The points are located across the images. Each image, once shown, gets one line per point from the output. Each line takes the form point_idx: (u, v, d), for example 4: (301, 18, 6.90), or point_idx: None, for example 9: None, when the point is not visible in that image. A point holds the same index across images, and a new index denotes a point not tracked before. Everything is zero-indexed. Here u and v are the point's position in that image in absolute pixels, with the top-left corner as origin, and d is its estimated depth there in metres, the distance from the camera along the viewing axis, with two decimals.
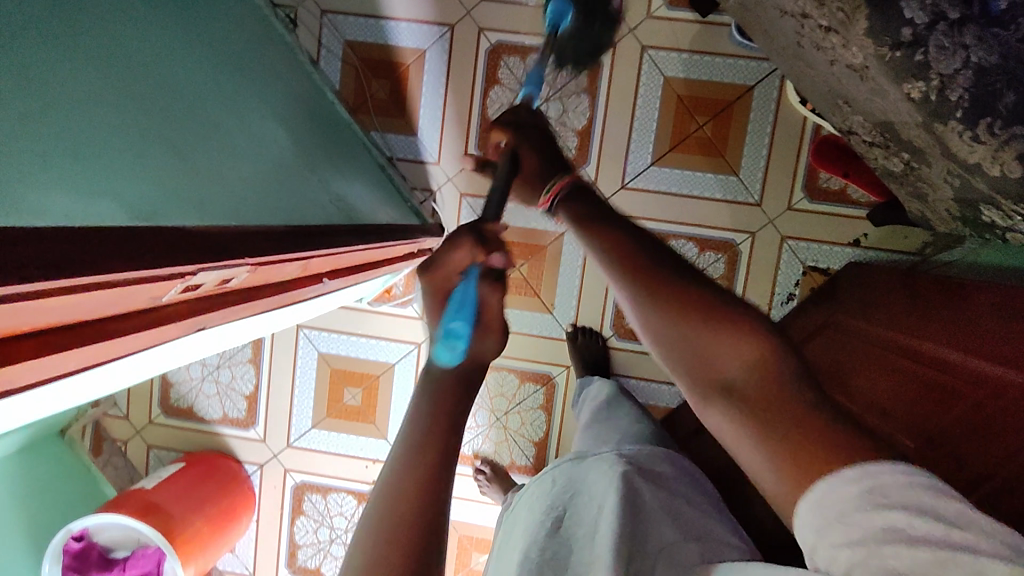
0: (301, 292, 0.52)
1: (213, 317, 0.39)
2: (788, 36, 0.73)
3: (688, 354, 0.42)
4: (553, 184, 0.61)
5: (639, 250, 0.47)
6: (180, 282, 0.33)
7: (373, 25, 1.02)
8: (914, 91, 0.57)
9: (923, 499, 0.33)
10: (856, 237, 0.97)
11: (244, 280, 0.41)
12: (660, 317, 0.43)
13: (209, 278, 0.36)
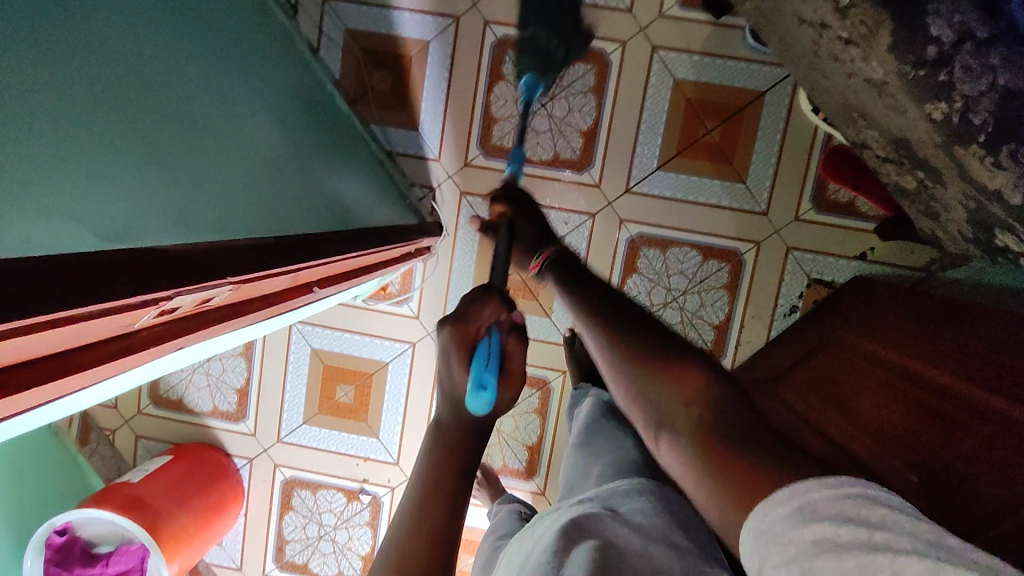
0: (289, 300, 0.51)
1: (191, 336, 0.38)
2: (805, 45, 0.71)
3: (641, 395, 0.47)
4: (542, 252, 0.71)
5: (613, 311, 0.55)
6: (156, 307, 0.32)
7: (377, 14, 0.99)
8: (935, 112, 0.55)
9: (845, 510, 0.33)
10: (862, 251, 0.95)
11: (225, 298, 0.40)
12: (621, 364, 0.50)
13: (188, 300, 0.35)
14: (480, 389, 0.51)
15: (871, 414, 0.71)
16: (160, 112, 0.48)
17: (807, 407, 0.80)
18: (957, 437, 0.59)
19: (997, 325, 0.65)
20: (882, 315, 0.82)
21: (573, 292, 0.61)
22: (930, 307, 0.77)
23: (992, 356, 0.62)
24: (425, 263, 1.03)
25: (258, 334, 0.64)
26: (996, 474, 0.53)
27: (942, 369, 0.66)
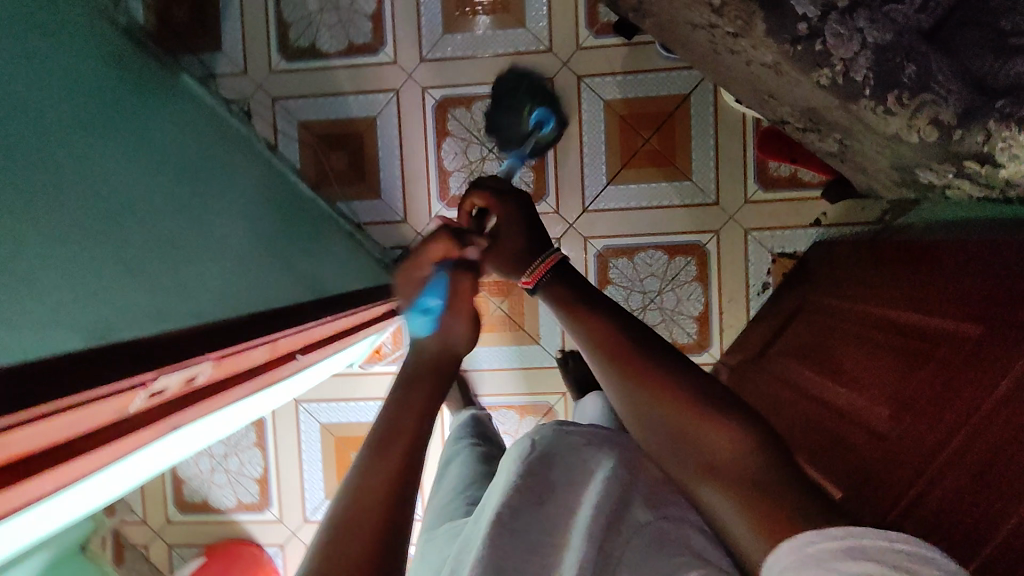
0: (273, 370, 0.55)
1: (190, 413, 0.43)
2: (704, 46, 0.77)
3: (678, 445, 0.47)
4: (537, 263, 0.60)
5: (637, 348, 0.51)
6: (143, 390, 0.37)
7: (322, 104, 1.07)
8: (822, 79, 0.59)
9: (898, 555, 0.35)
10: (816, 217, 1.00)
11: (210, 375, 0.45)
12: (650, 402, 0.49)
13: (171, 382, 0.40)
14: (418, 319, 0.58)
15: (878, 360, 0.66)
16: (107, 231, 0.53)
17: (793, 372, 0.80)
18: (960, 354, 0.54)
19: (970, 248, 0.65)
20: (849, 273, 0.86)
21: (583, 308, 0.55)
22: (893, 255, 0.80)
23: (1002, 266, 0.57)
24: None
25: (254, 413, 0.68)
26: (981, 380, 0.50)
27: (936, 305, 0.64)
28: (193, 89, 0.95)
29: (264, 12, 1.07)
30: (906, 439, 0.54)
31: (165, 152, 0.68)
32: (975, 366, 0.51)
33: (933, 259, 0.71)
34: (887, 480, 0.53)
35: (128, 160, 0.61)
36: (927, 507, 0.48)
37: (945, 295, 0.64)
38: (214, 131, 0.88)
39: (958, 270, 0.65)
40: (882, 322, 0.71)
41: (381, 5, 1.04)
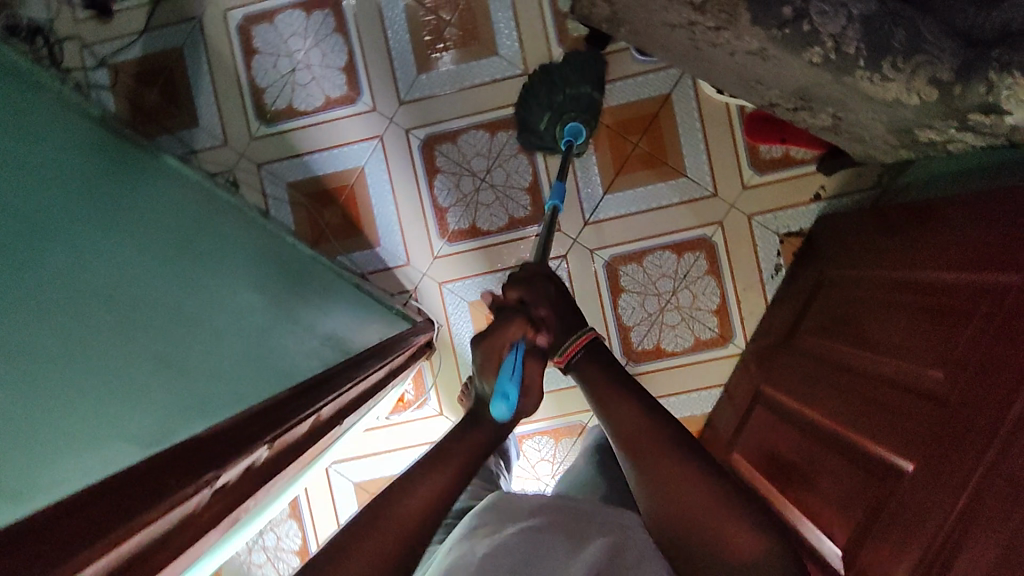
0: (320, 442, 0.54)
1: (252, 503, 0.40)
2: (683, 44, 0.77)
3: (692, 537, 0.49)
4: (570, 342, 0.71)
5: (670, 441, 0.55)
6: (208, 487, 0.35)
7: (307, 163, 1.06)
8: (815, 57, 0.60)
9: None
10: (815, 192, 1.00)
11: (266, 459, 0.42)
12: (666, 501, 0.51)
13: (233, 473, 0.38)
14: (502, 400, 0.58)
15: (910, 333, 0.65)
16: (117, 330, 0.51)
17: (826, 350, 0.79)
18: (985, 320, 0.54)
19: (981, 208, 0.64)
20: (860, 242, 0.86)
21: (620, 401, 0.61)
22: (901, 218, 0.79)
23: (1015, 228, 0.57)
24: (429, 362, 1.06)
25: (297, 489, 0.66)
26: (1011, 343, 0.49)
27: (955, 267, 0.63)
28: (177, 169, 0.94)
29: (236, 81, 1.07)
30: (966, 403, 0.51)
31: (168, 237, 0.67)
32: (1001, 332, 0.51)
33: (942, 224, 0.70)
34: (944, 452, 0.50)
35: (134, 253, 0.60)
36: (954, 479, 0.47)
37: (978, 247, 0.61)
38: (205, 208, 0.86)
39: (986, 221, 0.62)
40: (906, 288, 0.70)
41: (352, 56, 1.05)
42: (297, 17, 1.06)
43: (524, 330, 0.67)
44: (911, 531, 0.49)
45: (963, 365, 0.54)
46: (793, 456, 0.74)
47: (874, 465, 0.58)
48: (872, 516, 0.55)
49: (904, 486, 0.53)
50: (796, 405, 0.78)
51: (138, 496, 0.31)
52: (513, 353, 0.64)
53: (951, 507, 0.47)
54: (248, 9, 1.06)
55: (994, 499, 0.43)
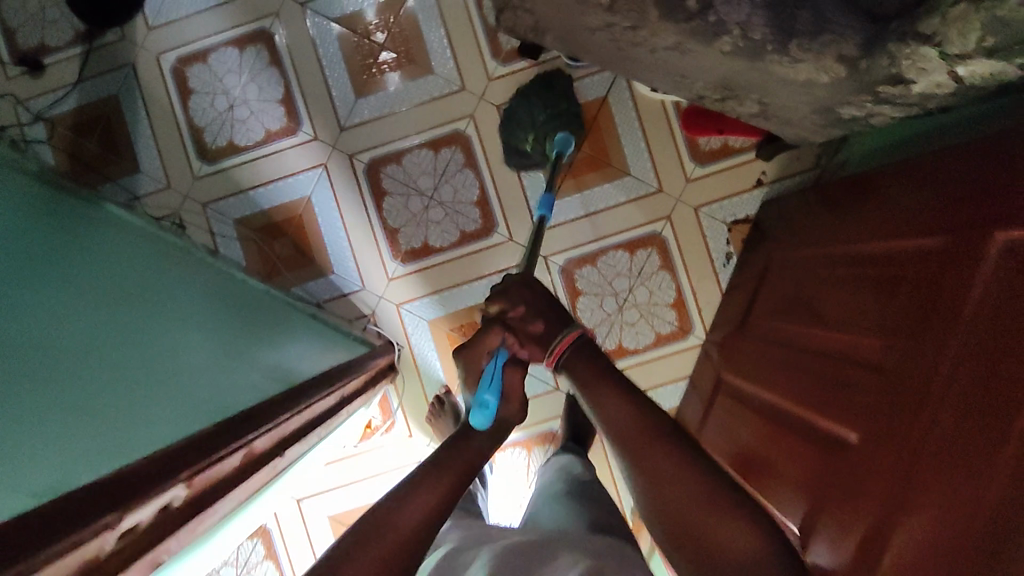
0: (258, 478, 0.53)
1: (170, 544, 0.40)
2: (607, 46, 0.78)
3: (688, 530, 0.52)
4: (559, 338, 0.72)
5: (658, 435, 0.59)
6: (111, 531, 0.34)
7: (253, 198, 1.06)
8: (726, 45, 0.61)
9: None
10: (756, 178, 1.01)
11: (187, 496, 0.42)
12: (664, 493, 0.55)
13: (143, 515, 0.37)
14: (480, 410, 0.65)
15: (849, 304, 0.66)
16: (52, 375, 0.50)
17: (779, 331, 0.80)
18: (917, 286, 0.55)
19: (911, 178, 0.65)
20: (803, 221, 0.87)
21: (609, 390, 0.65)
22: (841, 193, 0.80)
23: (941, 195, 0.58)
24: (394, 385, 1.05)
25: (246, 524, 0.65)
26: (946, 307, 0.50)
27: (889, 236, 0.64)
28: (117, 214, 0.92)
29: (175, 124, 1.06)
30: (910, 370, 0.50)
31: (118, 285, 0.67)
32: (935, 296, 0.52)
33: (876, 196, 0.71)
34: (886, 415, 0.51)
35: (75, 300, 0.59)
36: (909, 452, 0.47)
37: (901, 215, 0.64)
38: (150, 252, 0.85)
39: (907, 190, 0.65)
40: (846, 262, 0.71)
41: (288, 87, 1.05)
42: (230, 54, 1.06)
43: (503, 337, 0.73)
44: (862, 498, 0.50)
45: (901, 330, 0.54)
46: (754, 440, 0.74)
47: (824, 440, 0.59)
48: (826, 489, 0.56)
49: (853, 454, 0.54)
50: (754, 389, 0.79)
51: (37, 542, 0.30)
52: (490, 366, 0.71)
53: (909, 480, 0.46)
54: (181, 51, 1.06)
55: (935, 457, 0.44)
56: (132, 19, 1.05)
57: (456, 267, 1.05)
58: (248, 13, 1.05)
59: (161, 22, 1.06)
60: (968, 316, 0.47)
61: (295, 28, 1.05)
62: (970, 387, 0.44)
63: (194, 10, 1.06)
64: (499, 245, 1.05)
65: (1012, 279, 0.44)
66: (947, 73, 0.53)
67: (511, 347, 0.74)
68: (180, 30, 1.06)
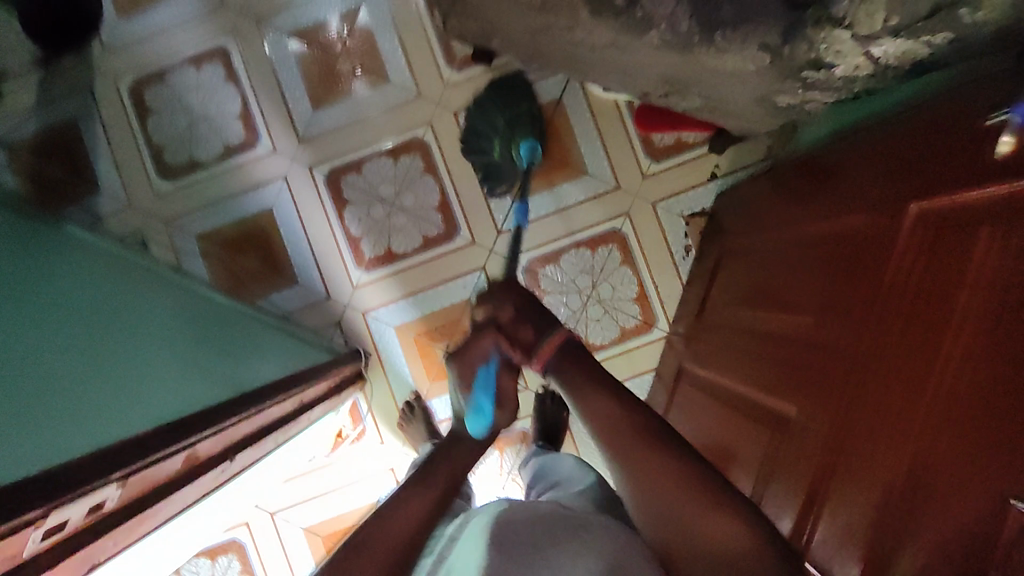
0: (202, 481, 0.54)
1: (97, 543, 0.41)
2: (551, 48, 0.79)
3: (674, 524, 0.49)
4: (549, 338, 0.70)
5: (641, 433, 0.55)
6: (37, 527, 0.35)
7: (215, 212, 1.06)
8: (655, 40, 0.63)
9: None
10: (710, 172, 1.03)
11: (120, 495, 0.43)
12: (657, 494, 0.50)
13: (72, 512, 0.38)
14: (477, 416, 0.67)
15: (795, 286, 0.66)
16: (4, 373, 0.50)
17: (735, 318, 0.80)
18: (859, 264, 0.55)
19: (848, 157, 0.65)
20: (756, 207, 0.87)
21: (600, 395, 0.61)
22: (790, 173, 0.80)
23: (873, 172, 0.58)
24: (364, 391, 1.05)
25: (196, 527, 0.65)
26: (886, 283, 0.49)
27: (827, 216, 0.64)
28: (76, 233, 0.93)
29: (134, 143, 1.06)
30: (861, 349, 0.50)
31: (77, 299, 0.67)
32: (876, 273, 0.51)
33: (816, 177, 0.72)
34: (823, 387, 0.53)
35: (27, 313, 0.59)
36: (869, 433, 0.46)
37: (833, 194, 0.65)
38: (111, 268, 0.85)
39: (837, 170, 0.66)
40: (791, 244, 0.71)
41: (246, 102, 1.06)
42: (187, 72, 1.06)
43: (497, 344, 0.72)
44: (803, 469, 0.52)
45: (842, 309, 0.54)
46: (712, 423, 0.75)
47: (771, 416, 0.61)
48: (773, 463, 0.58)
49: (796, 427, 0.56)
50: (712, 374, 0.80)
51: None
52: (483, 377, 0.71)
53: (873, 463, 0.44)
54: (137, 71, 1.06)
55: (865, 422, 0.46)
56: (88, 42, 1.05)
57: (421, 272, 1.06)
58: (204, 30, 1.06)
59: (117, 43, 1.06)
60: (910, 292, 0.46)
61: (251, 44, 1.06)
62: (918, 361, 0.43)
63: (149, 29, 1.06)
64: (463, 248, 1.06)
65: (927, 246, 0.46)
66: (863, 55, 0.56)
67: (505, 351, 0.72)
68: (137, 50, 1.06)
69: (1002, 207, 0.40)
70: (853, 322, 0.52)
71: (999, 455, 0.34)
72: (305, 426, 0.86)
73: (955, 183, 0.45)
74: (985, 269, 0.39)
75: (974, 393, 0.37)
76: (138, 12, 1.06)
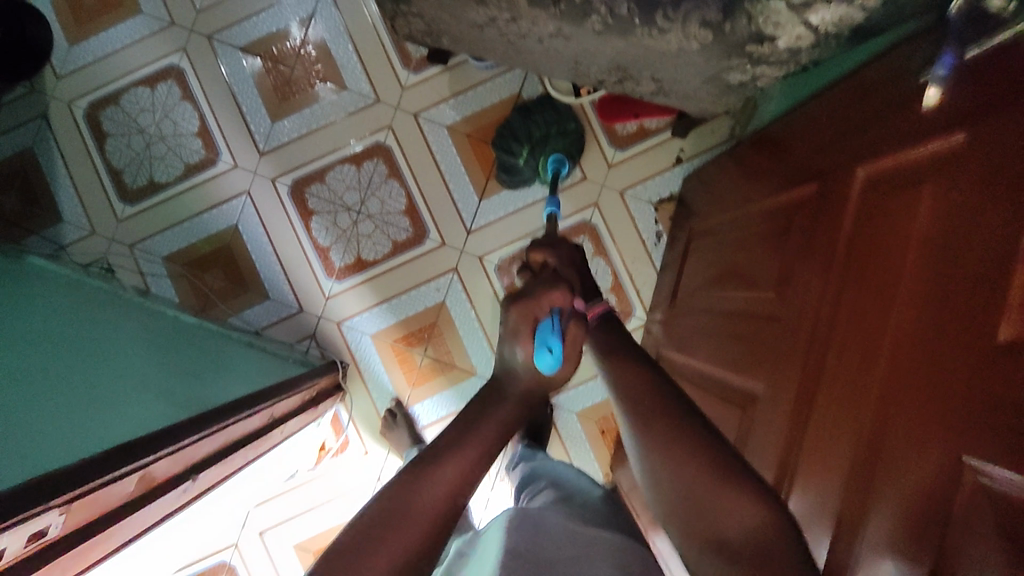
0: (158, 502, 0.54)
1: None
2: (499, 41, 0.78)
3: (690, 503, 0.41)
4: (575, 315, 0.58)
5: None
6: None
7: (180, 232, 1.05)
8: (597, 25, 0.63)
9: None
10: (675, 156, 1.03)
11: (60, 526, 0.41)
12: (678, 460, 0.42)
13: (7, 542, 0.36)
14: (546, 350, 0.46)
15: (757, 263, 0.65)
16: None
17: (705, 301, 0.79)
18: (815, 233, 0.54)
19: (799, 129, 0.64)
20: (720, 186, 0.87)
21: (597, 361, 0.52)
22: (747, 150, 0.80)
23: (822, 140, 0.57)
24: (344, 402, 1.04)
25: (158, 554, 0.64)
26: (841, 252, 0.48)
27: (784, 187, 0.63)
28: (36, 262, 0.91)
29: (93, 168, 1.05)
30: (822, 322, 0.48)
31: (34, 324, 0.65)
32: (832, 242, 0.50)
33: (771, 151, 0.71)
34: (785, 362, 0.52)
35: None
36: (833, 405, 0.45)
37: (786, 170, 0.64)
38: (73, 293, 0.83)
39: (790, 145, 0.66)
40: (752, 220, 0.71)
41: (203, 119, 1.05)
42: (142, 93, 1.05)
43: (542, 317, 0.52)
44: (770, 445, 0.52)
45: (801, 283, 0.53)
46: (690, 407, 0.74)
47: (741, 395, 0.60)
48: (743, 442, 0.57)
49: (763, 403, 0.55)
50: (687, 358, 0.79)
51: None
52: (550, 317, 0.49)
53: (838, 434, 0.43)
54: (91, 95, 1.05)
55: (825, 392, 0.46)
56: (38, 70, 1.03)
57: (394, 278, 1.05)
58: (157, 49, 1.05)
59: (69, 69, 1.04)
60: (865, 258, 0.45)
61: (205, 60, 1.04)
62: (875, 328, 0.42)
63: (101, 52, 1.05)
64: (435, 250, 1.05)
65: (875, 209, 0.45)
66: (802, 24, 0.55)
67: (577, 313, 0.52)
68: (90, 75, 1.05)
69: (941, 163, 0.39)
70: (811, 295, 0.51)
71: (949, 417, 0.34)
72: (278, 442, 0.84)
73: (896, 145, 0.45)
74: (930, 225, 0.39)
75: (924, 353, 0.37)
76: (88, 37, 1.04)
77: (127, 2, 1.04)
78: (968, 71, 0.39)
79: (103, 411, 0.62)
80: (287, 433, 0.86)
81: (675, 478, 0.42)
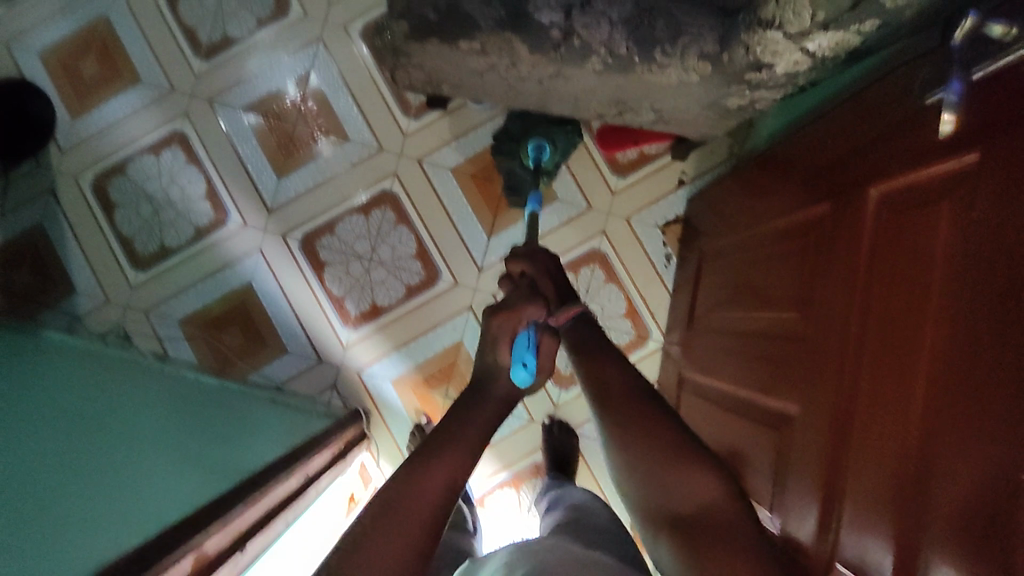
0: None
1: None
2: (501, 87, 0.80)
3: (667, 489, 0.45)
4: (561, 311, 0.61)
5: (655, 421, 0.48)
6: None
7: (195, 293, 1.06)
8: (598, 65, 0.64)
9: None
10: (677, 179, 1.05)
11: None
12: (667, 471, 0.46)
13: None
14: (521, 366, 0.52)
15: (775, 284, 0.66)
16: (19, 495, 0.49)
17: (723, 321, 0.80)
18: (832, 252, 0.54)
19: (803, 149, 0.66)
20: (726, 207, 0.88)
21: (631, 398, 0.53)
22: (751, 171, 0.81)
23: (829, 160, 0.59)
24: (370, 450, 1.04)
25: None
26: (863, 271, 0.49)
27: (794, 207, 0.65)
28: (57, 338, 0.92)
29: (105, 239, 1.06)
30: (851, 341, 0.49)
31: (70, 401, 0.66)
32: (851, 260, 0.51)
33: (776, 169, 0.73)
34: (817, 382, 0.53)
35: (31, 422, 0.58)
36: (871, 425, 0.45)
37: (795, 188, 0.66)
38: (98, 366, 0.84)
39: (796, 163, 0.67)
40: (764, 239, 0.72)
41: (210, 181, 1.06)
42: (148, 161, 1.07)
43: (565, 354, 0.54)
44: (812, 468, 0.52)
45: (824, 302, 0.54)
46: (719, 428, 0.75)
47: (773, 416, 0.60)
48: (782, 466, 0.57)
49: (798, 424, 0.55)
50: (712, 381, 0.80)
51: None
52: (527, 331, 0.54)
53: (880, 454, 0.43)
54: (97, 167, 1.06)
55: (862, 412, 0.46)
56: (44, 147, 1.04)
57: (410, 322, 1.06)
58: (159, 116, 1.07)
59: (74, 144, 1.06)
60: (887, 276, 0.46)
61: (207, 123, 1.07)
62: (906, 345, 0.43)
63: (104, 124, 1.07)
64: (447, 290, 1.06)
65: (893, 228, 0.46)
66: (799, 50, 0.56)
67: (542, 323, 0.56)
68: (95, 147, 1.07)
69: (956, 183, 0.40)
70: (837, 314, 0.52)
71: (997, 432, 0.34)
72: (313, 499, 0.83)
73: (909, 164, 0.46)
74: (952, 245, 0.40)
75: (963, 372, 0.37)
76: (89, 110, 1.06)
77: (125, 72, 1.06)
78: (975, 92, 0.40)
79: (148, 485, 0.62)
80: (320, 489, 0.85)
81: (697, 491, 0.44)
